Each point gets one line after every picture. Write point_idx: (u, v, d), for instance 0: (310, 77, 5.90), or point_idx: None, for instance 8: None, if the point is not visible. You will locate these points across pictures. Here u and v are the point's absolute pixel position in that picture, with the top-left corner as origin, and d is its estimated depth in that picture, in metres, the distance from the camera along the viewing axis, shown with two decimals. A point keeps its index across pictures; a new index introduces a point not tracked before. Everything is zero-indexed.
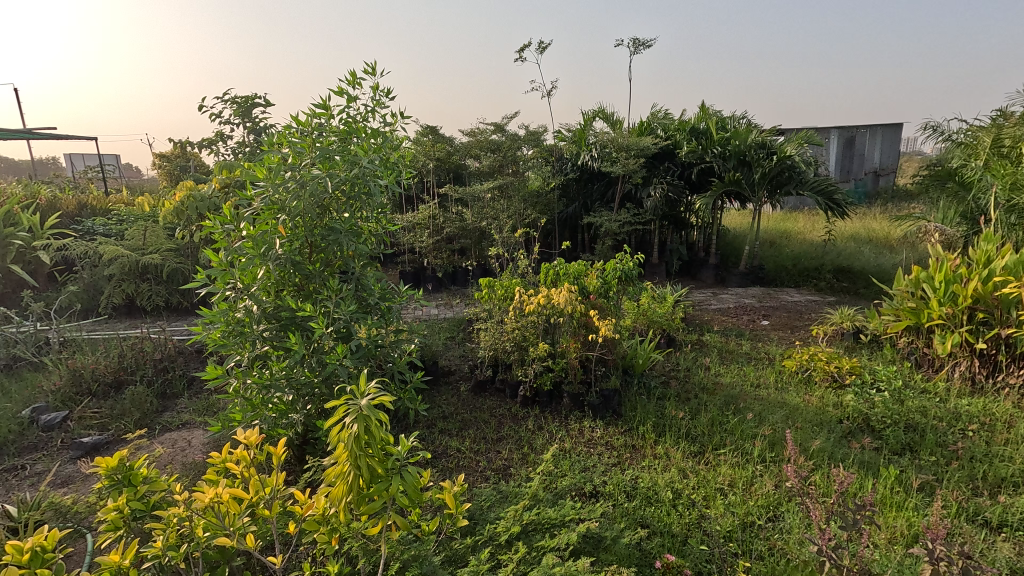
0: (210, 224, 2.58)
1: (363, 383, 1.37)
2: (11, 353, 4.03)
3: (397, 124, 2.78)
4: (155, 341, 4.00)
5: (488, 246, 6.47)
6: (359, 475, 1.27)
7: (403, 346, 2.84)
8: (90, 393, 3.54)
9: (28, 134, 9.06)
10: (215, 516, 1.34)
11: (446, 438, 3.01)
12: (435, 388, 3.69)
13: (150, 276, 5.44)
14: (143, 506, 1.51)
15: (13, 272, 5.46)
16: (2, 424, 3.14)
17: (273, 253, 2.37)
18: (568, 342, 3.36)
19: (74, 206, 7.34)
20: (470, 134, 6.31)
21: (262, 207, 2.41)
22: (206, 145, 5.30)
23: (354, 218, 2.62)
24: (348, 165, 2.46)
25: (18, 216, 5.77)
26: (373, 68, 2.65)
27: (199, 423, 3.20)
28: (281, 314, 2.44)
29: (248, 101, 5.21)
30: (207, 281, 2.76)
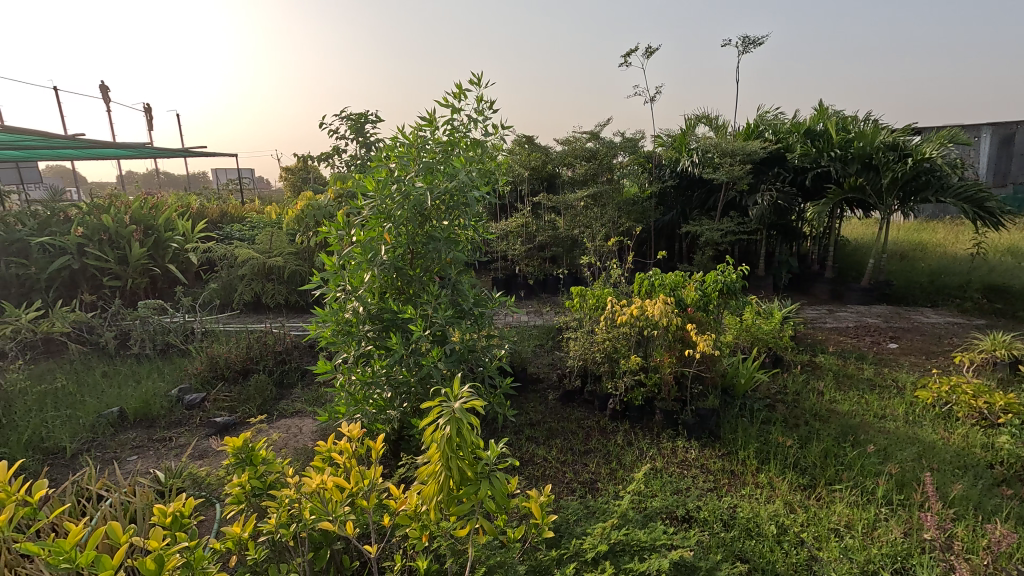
0: (326, 231, 2.82)
1: (457, 385, 1.40)
2: (165, 340, 4.69)
3: (498, 135, 2.83)
4: (277, 335, 4.46)
5: (580, 254, 6.42)
6: (450, 476, 1.31)
7: (494, 352, 2.90)
8: (223, 378, 4.01)
9: (185, 153, 10.61)
10: (321, 501, 1.44)
11: (533, 445, 3.01)
12: (523, 395, 3.71)
13: (274, 277, 6.07)
14: (260, 484, 1.67)
15: (170, 271, 6.38)
16: (157, 401, 3.66)
17: (378, 258, 2.53)
18: (661, 356, 3.23)
19: (217, 214, 8.42)
20: (565, 143, 6.31)
21: (370, 216, 2.60)
22: (324, 159, 5.82)
23: (453, 226, 2.74)
24: (449, 176, 2.55)
25: (176, 222, 6.74)
26: (480, 79, 2.72)
27: (309, 412, 3.49)
28: (383, 315, 2.60)
29: (361, 118, 5.64)
30: (321, 282, 3.03)
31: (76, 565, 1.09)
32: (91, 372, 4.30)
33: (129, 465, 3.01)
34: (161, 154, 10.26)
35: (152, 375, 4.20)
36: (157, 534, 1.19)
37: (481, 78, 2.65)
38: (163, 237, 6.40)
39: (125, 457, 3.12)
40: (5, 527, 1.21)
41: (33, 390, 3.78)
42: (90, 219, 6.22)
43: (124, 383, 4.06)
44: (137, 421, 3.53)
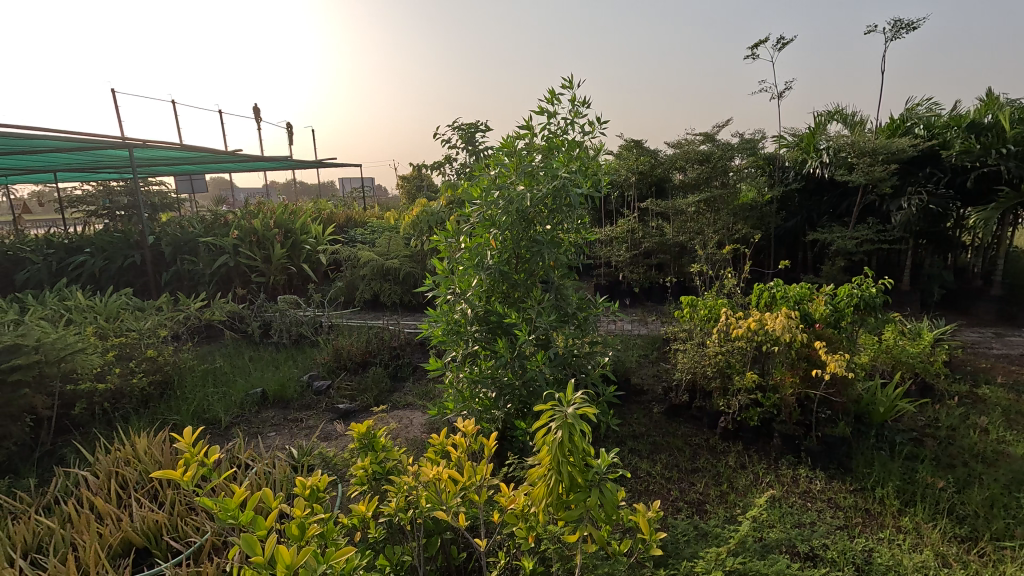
0: (438, 237, 2.99)
1: (569, 391, 1.40)
2: (299, 331, 5.26)
3: (596, 131, 2.78)
4: (392, 332, 4.80)
5: (689, 262, 6.11)
6: (560, 481, 1.31)
7: (598, 359, 2.85)
8: (345, 368, 4.41)
9: (319, 164, 11.85)
10: (435, 491, 1.52)
11: (636, 458, 2.92)
12: (625, 405, 3.61)
13: (391, 277, 6.54)
14: (381, 469, 1.80)
15: (303, 270, 7.15)
16: (291, 385, 4.11)
17: (484, 263, 2.61)
18: (782, 375, 2.96)
19: (344, 219, 9.29)
20: (676, 146, 6.06)
21: (478, 221, 2.69)
22: (437, 167, 6.16)
23: (556, 230, 2.74)
24: (549, 177, 2.56)
25: (310, 226, 7.55)
26: (570, 80, 2.70)
27: (419, 406, 3.71)
28: (490, 317, 2.67)
29: (471, 127, 5.89)
30: (434, 285, 3.21)
31: (238, 522, 1.26)
32: (241, 356, 4.96)
33: (270, 440, 3.42)
34: (300, 165, 11.58)
35: (289, 362, 4.74)
36: (300, 504, 1.32)
37: (572, 78, 2.63)
38: (300, 240, 7.20)
39: (266, 432, 3.55)
40: (188, 482, 1.44)
41: (198, 368, 4.44)
42: (243, 223, 7.18)
43: (266, 367, 4.63)
44: (276, 402, 4.00)
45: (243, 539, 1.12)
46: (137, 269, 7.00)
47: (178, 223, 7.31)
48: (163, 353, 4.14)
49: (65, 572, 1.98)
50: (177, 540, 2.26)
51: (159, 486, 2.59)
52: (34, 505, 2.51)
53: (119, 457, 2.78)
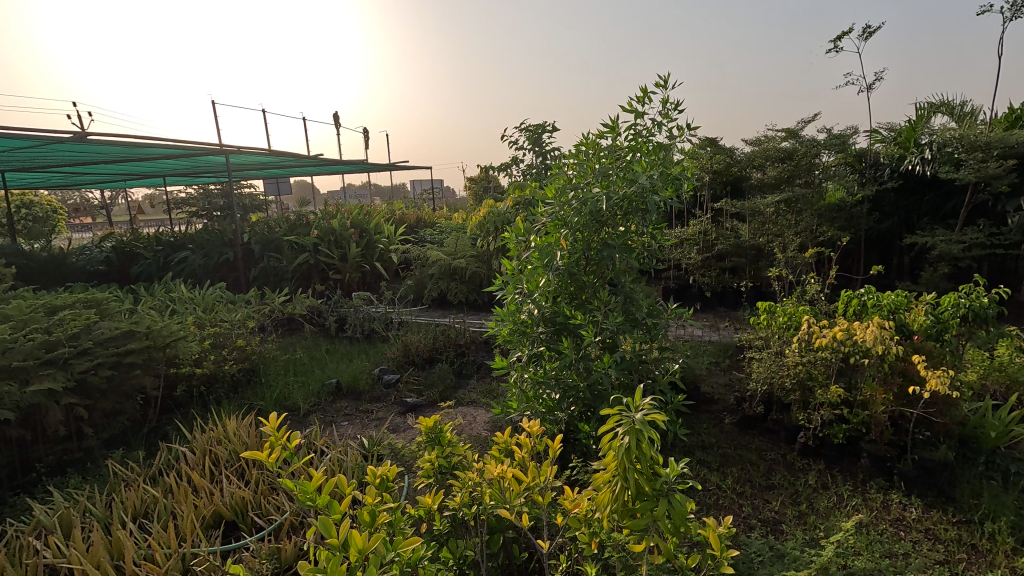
0: (508, 236, 3.02)
1: (638, 396, 1.36)
2: (372, 326, 5.51)
3: (684, 136, 2.68)
4: (458, 330, 4.91)
5: (766, 265, 5.77)
6: (626, 488, 1.28)
7: (666, 365, 2.76)
8: (413, 363, 4.56)
9: (392, 167, 12.36)
10: (500, 489, 1.54)
11: (706, 470, 2.80)
12: (694, 414, 3.46)
13: (457, 277, 6.70)
14: (446, 464, 1.84)
15: (376, 268, 7.48)
16: (363, 378, 4.31)
17: (553, 264, 2.59)
18: (872, 391, 2.72)
19: (414, 220, 9.63)
20: (755, 143, 5.75)
21: (549, 222, 2.68)
22: (504, 169, 6.24)
23: (628, 233, 2.67)
24: (628, 181, 2.49)
25: (383, 227, 7.89)
26: (666, 80, 2.61)
27: (483, 403, 3.76)
28: (556, 318, 2.66)
29: (538, 128, 5.91)
30: (502, 284, 3.24)
31: (315, 505, 1.34)
32: (319, 348, 5.27)
33: (343, 429, 3.62)
34: (375, 168, 12.14)
35: (361, 355, 4.98)
36: (371, 492, 1.38)
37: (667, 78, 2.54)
38: (373, 240, 7.54)
39: (340, 421, 3.75)
40: (273, 463, 1.55)
41: (281, 358, 4.77)
42: (323, 223, 7.64)
43: (341, 360, 4.89)
44: (349, 393, 4.21)
45: (320, 521, 1.18)
46: (230, 265, 7.62)
47: (266, 223, 7.89)
48: (251, 343, 4.49)
49: (167, 538, 2.19)
50: (260, 517, 2.44)
51: (246, 465, 2.81)
52: (142, 474, 2.80)
53: (212, 437, 3.04)
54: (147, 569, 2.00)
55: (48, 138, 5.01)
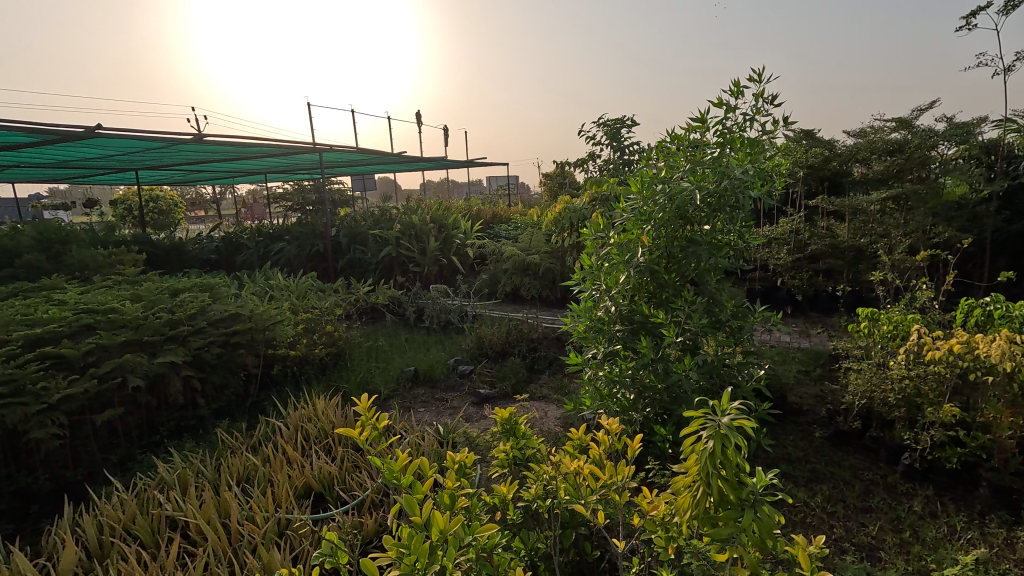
0: (586, 232, 2.99)
1: (725, 399, 1.30)
2: (448, 318, 5.71)
3: (780, 129, 2.51)
4: (531, 325, 4.95)
5: (868, 268, 5.19)
6: (708, 494, 1.23)
7: (752, 371, 2.61)
8: (487, 356, 4.66)
9: (470, 163, 12.67)
10: (575, 485, 1.54)
11: (791, 485, 2.62)
12: (779, 425, 3.25)
13: (531, 272, 6.73)
14: (520, 455, 1.86)
15: (453, 261, 7.72)
16: (439, 367, 4.47)
17: (634, 260, 2.52)
18: (997, 413, 2.41)
19: (491, 215, 9.81)
20: (859, 135, 5.32)
21: (630, 218, 2.62)
22: (580, 164, 6.20)
23: (716, 230, 2.54)
24: (717, 176, 2.39)
25: (460, 222, 8.11)
26: (762, 71, 2.45)
27: (554, 399, 3.77)
28: (634, 317, 2.59)
29: (618, 122, 5.78)
30: (579, 281, 3.22)
31: (400, 484, 1.41)
32: (398, 337, 5.52)
33: (420, 414, 3.78)
34: (454, 165, 12.50)
35: (438, 345, 5.16)
36: (452, 475, 1.43)
37: (763, 70, 2.39)
38: (451, 234, 7.78)
39: (417, 408, 3.91)
40: (363, 441, 1.66)
41: (364, 344, 5.06)
42: (405, 218, 7.99)
43: (419, 349, 5.10)
44: (425, 381, 4.37)
45: (405, 499, 1.25)
46: (320, 256, 8.18)
47: (353, 217, 8.40)
48: (338, 329, 4.80)
49: (265, 502, 2.41)
50: (344, 491, 2.60)
51: (333, 443, 3.01)
52: (245, 444, 3.08)
53: (303, 414, 3.29)
54: (249, 529, 2.21)
55: (172, 139, 5.63)
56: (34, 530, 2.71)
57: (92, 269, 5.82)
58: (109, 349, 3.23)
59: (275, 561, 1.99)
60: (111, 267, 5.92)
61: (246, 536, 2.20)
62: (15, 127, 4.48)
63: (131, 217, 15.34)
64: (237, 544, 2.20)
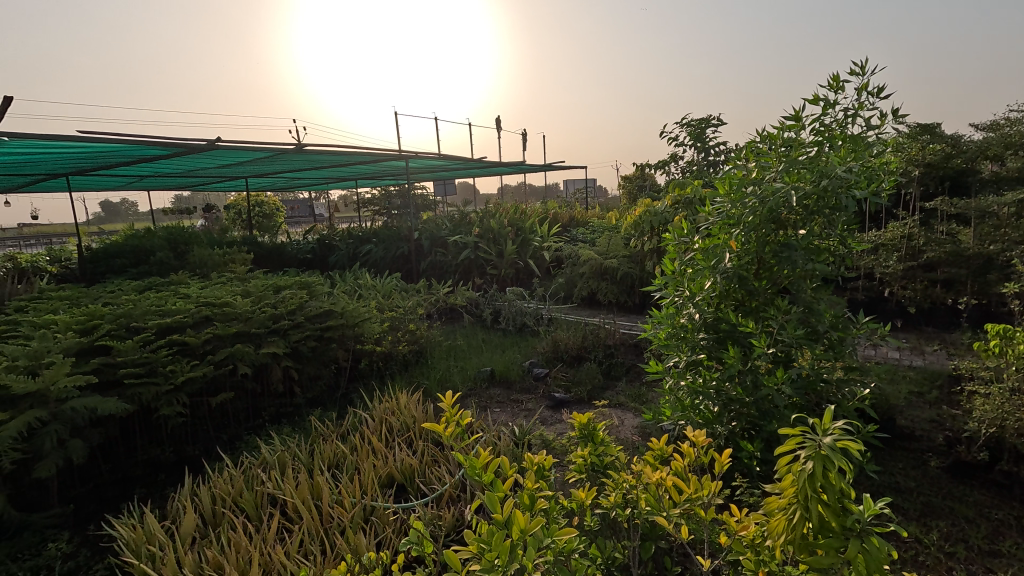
0: (669, 236, 2.90)
1: (827, 418, 1.20)
2: (524, 320, 5.76)
3: (888, 124, 2.29)
4: (608, 331, 4.87)
5: (1000, 278, 4.51)
6: (807, 519, 1.15)
7: (854, 388, 2.39)
8: (562, 360, 4.64)
9: (548, 167, 12.74)
10: (656, 496, 1.49)
11: (901, 518, 2.36)
12: (886, 450, 2.94)
13: (608, 276, 6.62)
14: (598, 462, 1.84)
15: (530, 264, 7.79)
16: (514, 369, 4.53)
17: (721, 266, 2.40)
18: None
19: (568, 219, 9.78)
20: (990, 127, 4.73)
21: (716, 222, 2.51)
22: (661, 166, 6.03)
23: (814, 234, 2.35)
24: (815, 176, 2.21)
25: (537, 226, 8.17)
26: (867, 63, 2.26)
27: (631, 407, 3.68)
28: (720, 326, 2.47)
29: (702, 122, 5.55)
30: (660, 286, 3.12)
31: (481, 481, 1.45)
32: (475, 337, 5.66)
33: (496, 414, 3.84)
34: (532, 169, 12.62)
35: (514, 347, 5.23)
36: (531, 476, 1.44)
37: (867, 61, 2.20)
38: (528, 238, 7.87)
39: (493, 407, 3.97)
40: (447, 437, 1.73)
41: (443, 343, 5.23)
42: (483, 222, 8.18)
43: (495, 350, 5.20)
44: (501, 382, 4.44)
45: (487, 496, 1.28)
46: (404, 258, 8.58)
47: (435, 221, 8.73)
48: (420, 328, 5.01)
49: (353, 488, 2.57)
50: (424, 483, 2.71)
51: (414, 436, 3.15)
52: (335, 432, 3.30)
53: (387, 408, 3.46)
54: (339, 513, 2.37)
55: (277, 149, 6.18)
56: (161, 495, 3.07)
57: (210, 267, 6.52)
58: (223, 339, 3.59)
59: (361, 545, 2.11)
60: (225, 265, 6.60)
61: (336, 518, 2.35)
62: (152, 143, 5.12)
63: (241, 221, 17.05)
64: (328, 526, 2.36)
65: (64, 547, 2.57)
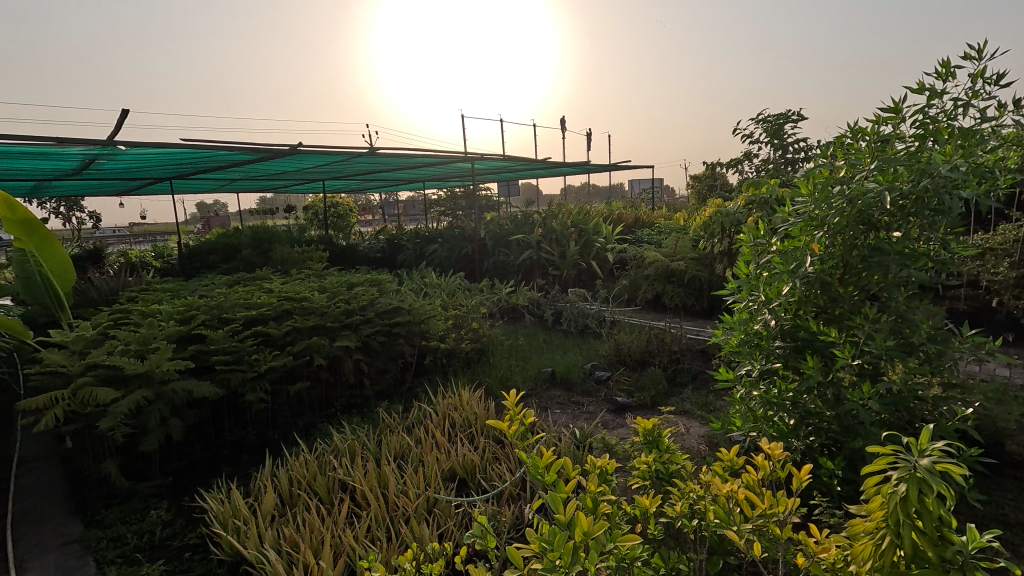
0: (743, 238, 2.77)
1: (924, 437, 1.10)
2: (586, 322, 5.70)
3: (1006, 115, 2.06)
4: (674, 335, 4.72)
5: None
6: (899, 546, 1.06)
7: (955, 407, 2.16)
8: (625, 363, 4.55)
9: (614, 167, 12.53)
10: (726, 508, 1.43)
11: (1009, 555, 2.11)
12: (992, 478, 2.64)
13: (675, 279, 6.41)
14: (663, 469, 1.79)
15: (593, 266, 7.70)
16: (576, 371, 4.49)
17: (802, 270, 2.26)
18: None
19: (633, 220, 9.58)
20: None
21: (797, 223, 2.36)
22: (734, 165, 5.76)
23: (910, 237, 2.16)
24: (914, 174, 2.03)
25: (601, 226, 8.07)
26: (981, 47, 2.05)
27: (697, 415, 3.55)
28: (798, 333, 2.33)
29: (781, 118, 5.25)
30: (732, 290, 2.98)
31: (544, 480, 1.46)
32: (536, 337, 5.68)
33: (556, 415, 3.83)
34: (597, 169, 12.46)
35: (575, 349, 5.19)
36: (594, 480, 1.43)
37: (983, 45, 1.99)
38: (592, 239, 7.78)
39: (553, 408, 3.96)
40: (511, 434, 1.75)
41: (505, 342, 5.29)
42: (546, 223, 8.18)
43: (557, 351, 5.19)
44: (562, 383, 4.43)
45: (550, 497, 1.29)
46: (468, 258, 8.76)
47: (498, 222, 8.85)
48: (482, 327, 5.10)
49: (417, 480, 2.65)
50: (485, 480, 2.75)
51: (475, 433, 3.21)
52: (401, 424, 3.43)
53: (450, 403, 3.55)
54: (404, 502, 2.46)
55: (352, 152, 6.51)
56: (245, 474, 3.33)
57: (290, 264, 6.98)
58: (302, 331, 3.83)
59: (424, 535, 2.17)
60: (303, 262, 7.03)
61: (401, 507, 2.44)
62: (243, 148, 5.56)
63: (318, 221, 18.11)
64: (394, 514, 2.45)
65: (164, 515, 2.85)
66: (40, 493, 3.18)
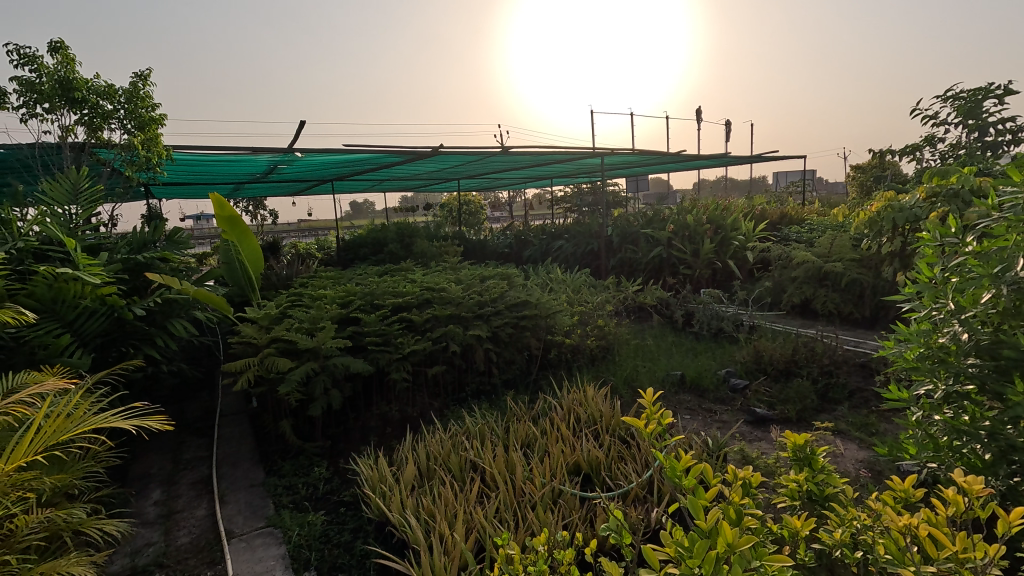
0: (925, 236, 2.38)
1: None
2: (721, 325, 5.33)
3: None
4: (826, 346, 4.21)
5: None
6: None
7: None
8: (766, 372, 4.16)
9: (757, 158, 11.48)
10: (903, 544, 1.23)
11: None
12: None
13: (829, 283, 5.72)
14: (817, 490, 1.61)
15: (730, 265, 7.16)
16: (708, 377, 4.22)
17: (1010, 274, 1.86)
18: None
19: (779, 216, 8.71)
20: None
21: (1003, 219, 1.98)
22: (910, 152, 4.95)
23: None
24: None
25: (741, 223, 7.48)
26: None
27: (855, 438, 3.13)
28: (1001, 351, 1.92)
29: (977, 93, 4.38)
30: (909, 297, 2.56)
31: (682, 484, 1.40)
32: (664, 339, 5.45)
33: (685, 420, 3.65)
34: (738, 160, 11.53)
35: (707, 353, 4.89)
36: (739, 491, 1.33)
37: None
38: (729, 236, 7.28)
39: (682, 413, 3.77)
40: (646, 434, 1.71)
41: (631, 342, 5.16)
42: (679, 219, 7.79)
43: (687, 354, 4.93)
44: (692, 388, 4.19)
45: (690, 502, 1.23)
46: (593, 255, 8.69)
47: (627, 219, 8.66)
48: (608, 325, 5.03)
49: (543, 469, 2.71)
50: (610, 479, 2.72)
51: (600, 429, 3.19)
52: (527, 414, 3.53)
53: (575, 398, 3.56)
54: (530, 489, 2.53)
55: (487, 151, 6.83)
56: (388, 445, 3.68)
57: (428, 257, 7.57)
58: (439, 319, 4.12)
59: (550, 524, 2.22)
60: (440, 256, 7.57)
61: (528, 493, 2.52)
62: (393, 151, 6.13)
63: (451, 217, 19.26)
64: (521, 499, 2.54)
65: (324, 473, 3.27)
66: (236, 442, 3.86)
